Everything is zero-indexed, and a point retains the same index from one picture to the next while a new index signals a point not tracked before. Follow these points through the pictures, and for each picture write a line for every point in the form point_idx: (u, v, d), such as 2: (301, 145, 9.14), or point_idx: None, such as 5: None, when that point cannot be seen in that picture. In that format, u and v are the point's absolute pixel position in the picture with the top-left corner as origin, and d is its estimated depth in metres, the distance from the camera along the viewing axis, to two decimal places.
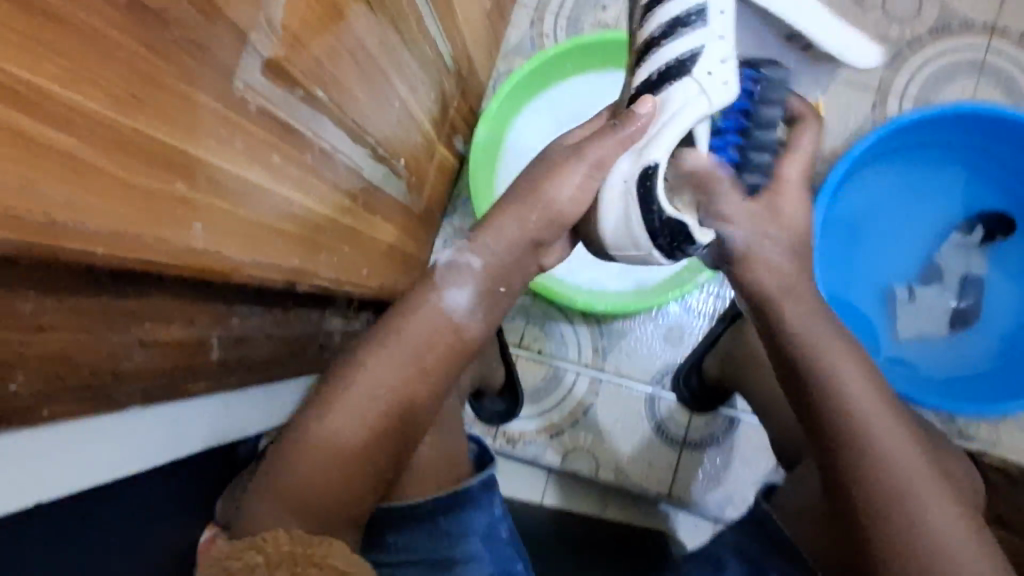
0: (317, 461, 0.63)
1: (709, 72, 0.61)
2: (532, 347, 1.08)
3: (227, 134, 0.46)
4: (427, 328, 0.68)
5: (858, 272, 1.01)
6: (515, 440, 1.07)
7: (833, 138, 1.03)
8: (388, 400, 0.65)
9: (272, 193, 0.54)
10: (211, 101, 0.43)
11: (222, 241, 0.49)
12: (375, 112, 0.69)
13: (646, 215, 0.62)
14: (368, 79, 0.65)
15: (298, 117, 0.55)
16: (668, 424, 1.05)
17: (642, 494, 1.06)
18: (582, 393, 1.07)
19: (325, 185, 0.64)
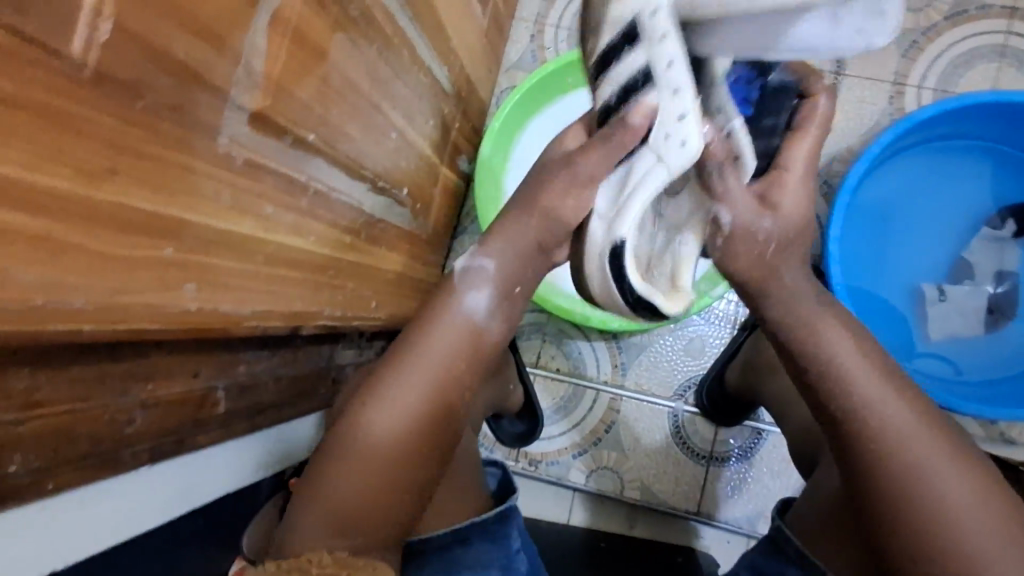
0: (350, 478, 0.62)
1: (665, 138, 0.55)
2: (550, 366, 1.06)
3: (214, 191, 0.45)
4: (456, 335, 0.66)
5: (884, 273, 0.97)
6: (537, 461, 1.06)
7: (850, 134, 0.99)
8: (417, 414, 0.63)
9: (267, 241, 0.53)
10: (194, 162, 0.42)
11: (216, 297, 0.48)
12: (372, 146, 0.69)
13: (619, 289, 0.60)
14: (360, 115, 0.64)
15: (290, 163, 0.54)
16: (693, 438, 1.03)
17: (670, 512, 1.04)
18: (603, 410, 1.04)
19: (323, 225, 0.63)
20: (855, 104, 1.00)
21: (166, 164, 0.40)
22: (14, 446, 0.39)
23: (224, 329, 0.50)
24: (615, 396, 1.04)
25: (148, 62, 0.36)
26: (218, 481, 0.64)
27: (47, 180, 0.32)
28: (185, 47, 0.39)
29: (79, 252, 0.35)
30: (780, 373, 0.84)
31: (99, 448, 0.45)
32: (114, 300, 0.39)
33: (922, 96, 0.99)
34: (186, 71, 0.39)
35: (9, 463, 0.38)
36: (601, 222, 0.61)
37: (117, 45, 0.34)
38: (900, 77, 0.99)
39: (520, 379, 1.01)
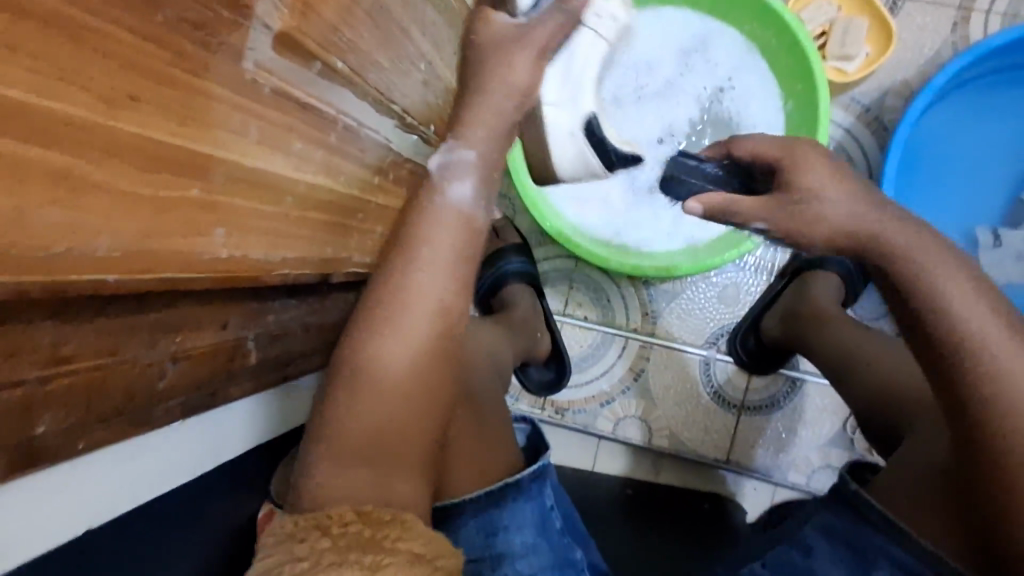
0: (373, 402, 0.57)
1: (597, 15, 0.68)
2: (577, 313, 1.02)
3: (243, 122, 0.40)
4: (453, 230, 0.60)
5: (935, 218, 0.92)
6: (564, 410, 1.04)
7: (905, 69, 0.93)
8: (428, 333, 0.58)
9: (300, 181, 0.49)
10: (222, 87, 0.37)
11: (247, 240, 0.44)
12: (401, 76, 0.63)
13: (604, 155, 0.74)
14: (393, 42, 0.58)
15: (320, 92, 0.49)
16: (725, 389, 1.01)
17: (699, 461, 1.03)
18: (632, 359, 1.02)
19: (352, 164, 0.58)
20: (913, 33, 0.92)
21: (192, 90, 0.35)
22: (41, 406, 0.36)
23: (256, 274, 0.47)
24: (645, 343, 1.01)
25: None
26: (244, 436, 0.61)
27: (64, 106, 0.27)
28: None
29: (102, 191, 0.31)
30: (834, 321, 0.82)
31: (130, 404, 0.42)
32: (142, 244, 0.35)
33: (988, 24, 0.91)
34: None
35: (38, 423, 0.36)
36: (564, 107, 0.70)
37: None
38: (965, 2, 0.91)
39: (548, 327, 0.97)
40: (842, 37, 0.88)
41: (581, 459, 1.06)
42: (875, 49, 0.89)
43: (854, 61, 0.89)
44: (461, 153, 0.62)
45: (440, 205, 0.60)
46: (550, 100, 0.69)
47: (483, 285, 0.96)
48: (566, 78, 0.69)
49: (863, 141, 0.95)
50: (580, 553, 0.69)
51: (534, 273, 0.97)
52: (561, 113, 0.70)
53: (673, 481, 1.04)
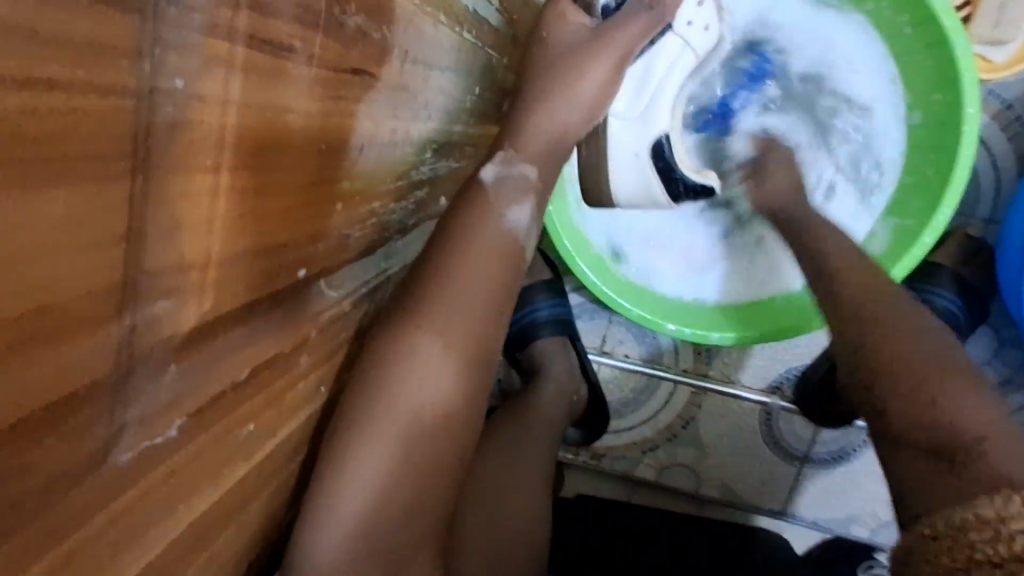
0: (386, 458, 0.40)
1: (689, 22, 0.54)
2: (619, 352, 0.88)
3: (280, 263, 0.28)
4: (482, 272, 0.43)
5: None
6: (601, 455, 0.92)
7: None
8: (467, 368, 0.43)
9: (332, 291, 0.36)
10: (259, 233, 0.25)
11: (279, 404, 0.32)
12: (452, 109, 0.48)
13: (669, 184, 0.59)
14: (444, 76, 0.44)
15: (376, 165, 0.36)
16: (787, 438, 0.87)
17: (753, 509, 0.91)
18: (681, 406, 0.88)
19: (375, 234, 0.40)
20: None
21: (226, 262, 0.24)
22: None
23: (288, 440, 0.35)
24: (696, 389, 0.87)
25: (163, 95, 0.18)
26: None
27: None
28: (243, 53, 0.21)
29: (85, 440, 0.20)
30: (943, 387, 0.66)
31: None
32: (155, 488, 0.24)
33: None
34: (243, 99, 0.21)
35: None
36: (631, 123, 0.55)
37: (101, 85, 0.16)
38: None
39: (585, 380, 0.83)
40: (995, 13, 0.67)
41: (614, 492, 0.94)
42: None
43: (1006, 47, 0.68)
44: (520, 166, 0.48)
45: (482, 226, 0.45)
46: (614, 111, 0.55)
47: (508, 334, 0.82)
48: (638, 86, 0.55)
49: (996, 150, 0.75)
50: None
51: (568, 320, 0.82)
52: (629, 129, 0.55)
53: (717, 515, 0.92)
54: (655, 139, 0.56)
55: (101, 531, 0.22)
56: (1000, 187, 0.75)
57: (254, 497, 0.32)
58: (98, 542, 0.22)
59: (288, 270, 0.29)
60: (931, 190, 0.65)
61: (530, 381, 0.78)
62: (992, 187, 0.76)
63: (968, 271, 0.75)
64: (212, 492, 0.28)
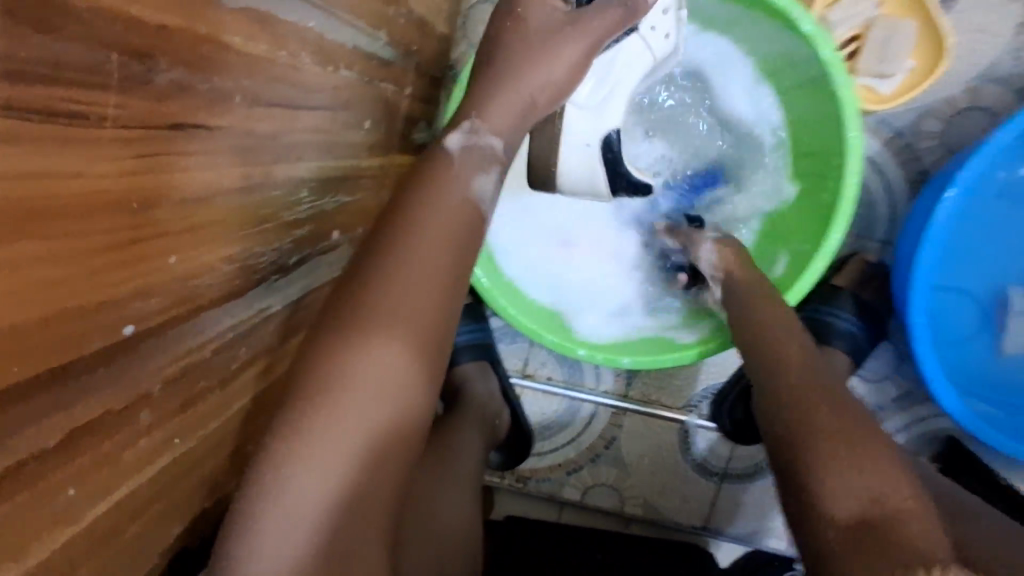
0: (325, 472, 0.40)
1: (652, 27, 0.58)
2: (541, 375, 0.88)
3: (98, 326, 0.27)
4: (425, 311, 0.44)
5: (967, 273, 0.77)
6: (526, 478, 0.92)
7: (950, 81, 0.75)
8: (403, 376, 0.43)
9: (188, 340, 0.36)
10: (57, 297, 0.24)
11: (115, 465, 0.31)
12: (334, 143, 0.48)
13: (614, 179, 0.63)
14: (317, 115, 0.43)
15: (227, 210, 0.35)
16: (706, 455, 0.89)
17: (674, 527, 0.92)
18: (603, 426, 0.89)
19: (243, 275, 0.40)
20: (970, 34, 0.74)
21: (6, 333, 0.22)
22: None
23: (135, 495, 0.34)
24: (617, 409, 0.88)
25: None
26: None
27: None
28: (2, 126, 0.20)
29: None
30: None
31: None
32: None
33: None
34: (6, 170, 0.21)
35: None
36: (586, 112, 0.59)
37: None
38: None
39: (507, 402, 0.84)
40: (880, 47, 0.71)
41: (543, 515, 0.95)
42: (922, 65, 0.71)
43: (891, 79, 0.72)
44: (486, 139, 0.51)
45: (421, 232, 0.46)
46: (574, 99, 0.58)
47: None
48: (599, 79, 0.58)
49: (888, 176, 0.78)
50: None
51: (488, 344, 0.82)
52: (583, 118, 0.59)
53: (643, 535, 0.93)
54: (606, 133, 0.60)
55: None
56: (894, 210, 0.79)
57: (87, 561, 0.31)
58: None
59: (108, 328, 0.28)
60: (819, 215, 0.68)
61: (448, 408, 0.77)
62: (887, 211, 0.79)
63: (865, 294, 0.79)
64: (19, 564, 0.26)
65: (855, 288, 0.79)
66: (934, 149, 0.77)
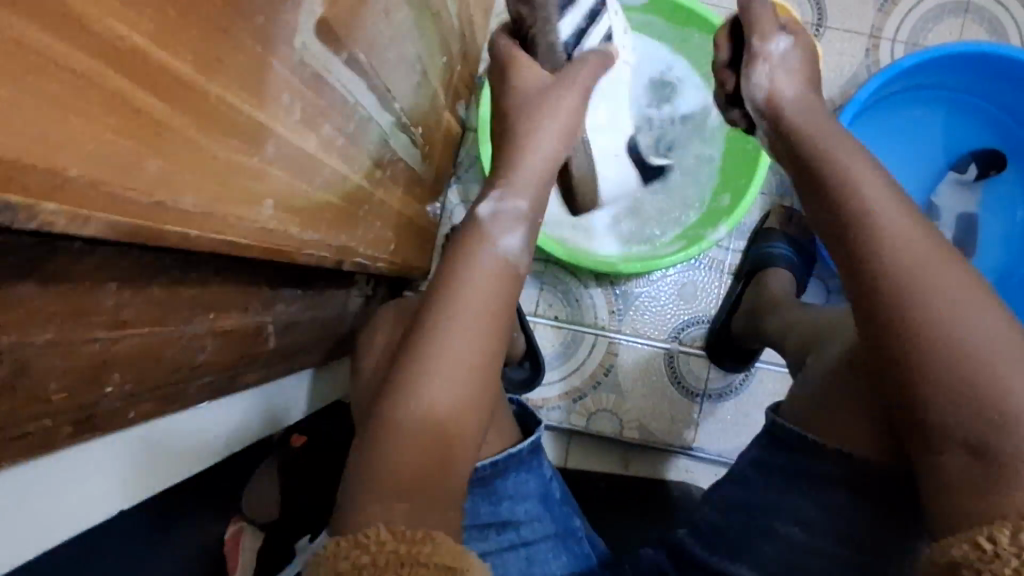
0: (438, 385, 0.52)
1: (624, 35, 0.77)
2: (548, 315, 1.07)
3: (279, 151, 0.44)
4: (486, 280, 0.57)
5: None
6: (538, 408, 1.08)
7: (831, 85, 0.98)
8: (482, 315, 0.56)
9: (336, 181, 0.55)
10: (268, 117, 0.41)
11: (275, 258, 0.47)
12: (399, 95, 0.67)
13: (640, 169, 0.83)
14: (391, 70, 0.62)
15: (338, 112, 0.52)
16: (688, 378, 1.07)
17: (668, 449, 1.09)
18: (601, 356, 1.07)
19: (361, 156, 0.60)
20: (834, 57, 0.99)
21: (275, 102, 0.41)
22: (111, 370, 0.36)
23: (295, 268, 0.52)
24: (613, 339, 1.07)
25: None
26: (110, 496, 0.43)
27: (152, 136, 0.31)
28: None
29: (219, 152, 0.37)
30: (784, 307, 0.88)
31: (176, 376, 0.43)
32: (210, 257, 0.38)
33: (895, 50, 0.99)
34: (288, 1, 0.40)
35: (107, 383, 0.36)
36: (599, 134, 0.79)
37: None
38: (874, 31, 0.99)
39: (524, 332, 1.01)
40: None
41: (555, 446, 1.10)
42: None
43: None
44: (518, 200, 0.63)
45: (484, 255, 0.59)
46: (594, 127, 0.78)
47: None
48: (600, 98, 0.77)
49: None
50: (579, 521, 0.70)
51: None
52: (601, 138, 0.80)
53: (642, 471, 1.09)
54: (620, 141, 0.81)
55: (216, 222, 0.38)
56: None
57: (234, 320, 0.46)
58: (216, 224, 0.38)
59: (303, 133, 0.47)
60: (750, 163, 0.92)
61: None
62: None
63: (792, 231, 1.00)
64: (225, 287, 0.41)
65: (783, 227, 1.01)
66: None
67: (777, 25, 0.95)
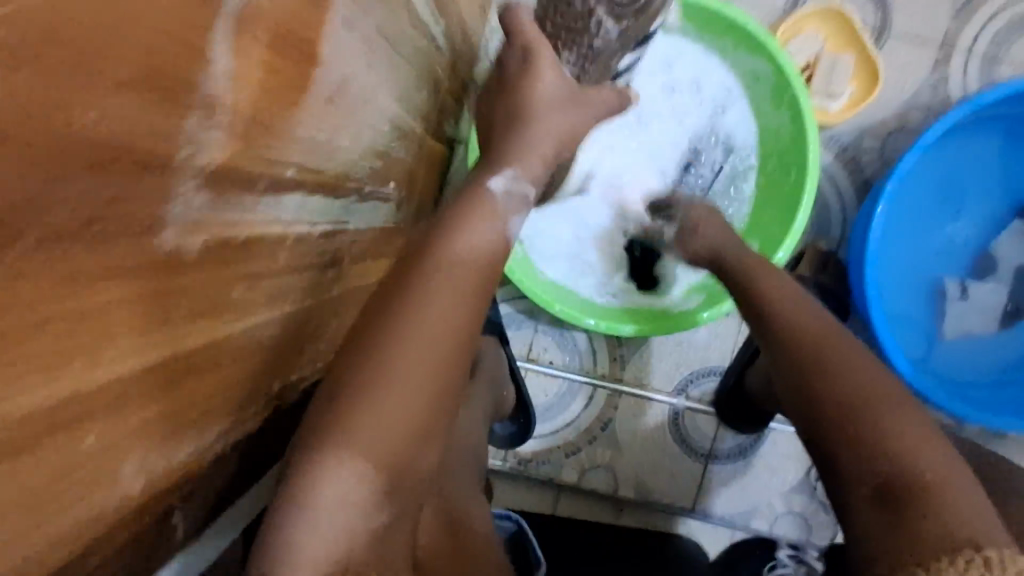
0: (389, 411, 0.41)
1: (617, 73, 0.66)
2: (542, 359, 0.96)
3: (247, 182, 0.33)
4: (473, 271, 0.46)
5: (912, 262, 0.90)
6: (527, 461, 0.97)
7: (885, 107, 0.89)
8: (438, 348, 0.42)
9: (304, 212, 0.42)
10: (270, 110, 0.32)
11: (237, 309, 0.36)
12: (396, 100, 0.55)
13: None
14: (399, 64, 0.52)
15: (328, 113, 0.40)
16: (692, 435, 0.97)
17: (666, 510, 0.97)
18: (598, 408, 0.96)
19: (344, 172, 0.47)
20: (896, 70, 0.89)
21: (247, 117, 0.31)
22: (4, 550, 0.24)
23: (261, 328, 0.40)
24: (612, 391, 0.96)
25: None
26: None
27: (92, 119, 0.22)
28: None
29: (144, 206, 0.25)
30: None
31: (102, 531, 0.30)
32: (172, 291, 0.29)
33: (968, 65, 0.88)
34: None
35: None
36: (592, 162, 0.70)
37: None
38: (947, 40, 0.88)
39: (514, 381, 0.90)
40: (827, 73, 0.85)
41: (541, 502, 0.99)
42: (862, 88, 0.85)
43: (838, 99, 0.86)
44: (525, 187, 0.53)
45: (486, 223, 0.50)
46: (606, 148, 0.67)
47: None
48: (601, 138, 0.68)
49: (840, 184, 0.91)
50: None
51: (497, 323, 0.90)
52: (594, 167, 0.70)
53: (633, 523, 0.98)
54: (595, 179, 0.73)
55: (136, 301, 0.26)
56: (845, 210, 0.91)
57: (229, 366, 0.37)
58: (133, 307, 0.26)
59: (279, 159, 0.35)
60: (785, 198, 0.81)
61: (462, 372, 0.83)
62: (842, 213, 0.91)
63: (825, 277, 0.89)
64: (199, 329, 0.33)
65: (815, 273, 0.90)
66: (874, 162, 0.90)
67: (836, 32, 0.86)
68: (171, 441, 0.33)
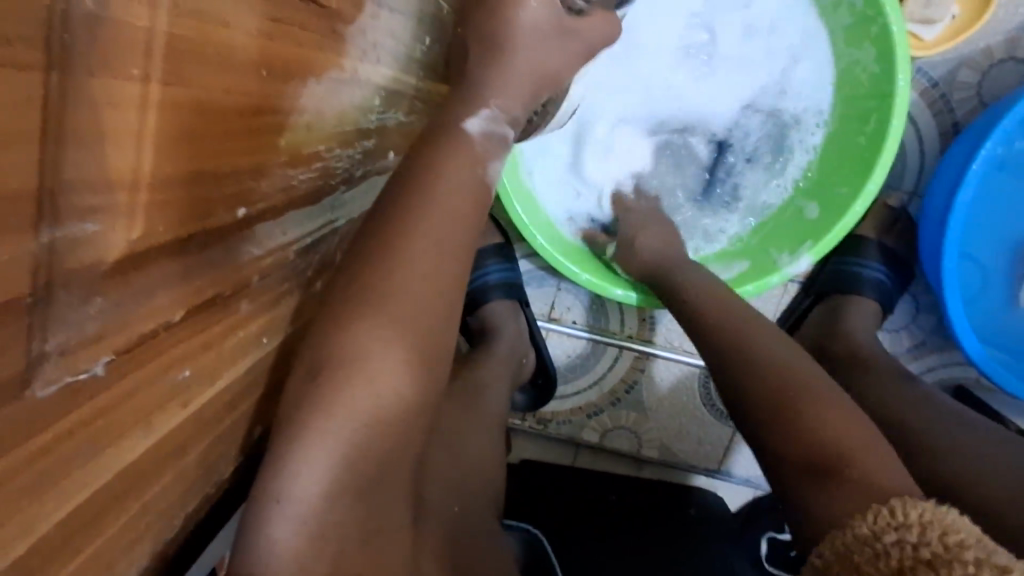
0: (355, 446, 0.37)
1: None
2: (566, 319, 0.89)
3: (179, 256, 0.26)
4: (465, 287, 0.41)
5: (996, 218, 0.77)
6: (547, 420, 0.94)
7: (990, 33, 0.73)
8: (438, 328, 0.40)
9: (273, 238, 0.34)
10: (192, 157, 0.24)
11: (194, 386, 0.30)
12: (388, 67, 0.44)
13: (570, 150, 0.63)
14: (389, 20, 0.42)
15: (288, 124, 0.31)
16: (724, 399, 0.91)
17: (689, 470, 0.94)
18: (624, 370, 0.91)
19: (323, 175, 0.39)
20: None
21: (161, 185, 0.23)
22: None
23: (229, 389, 0.34)
24: (639, 353, 0.90)
25: None
26: None
27: None
28: None
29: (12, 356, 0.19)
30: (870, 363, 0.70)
31: None
32: (81, 427, 0.23)
33: None
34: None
35: None
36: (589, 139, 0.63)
37: None
38: None
39: (533, 346, 0.84)
40: None
41: (559, 457, 0.96)
42: (966, 11, 0.70)
43: (935, 26, 0.70)
44: (504, 128, 0.47)
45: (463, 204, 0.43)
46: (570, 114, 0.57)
47: None
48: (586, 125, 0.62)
49: (921, 125, 0.77)
50: None
51: (517, 284, 0.82)
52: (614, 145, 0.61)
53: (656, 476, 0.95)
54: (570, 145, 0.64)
55: (23, 466, 0.21)
56: (923, 161, 0.78)
57: (192, 447, 0.32)
58: (23, 475, 0.21)
59: (225, 205, 0.28)
60: (856, 158, 0.69)
61: (477, 342, 0.77)
62: (918, 162, 0.79)
63: (890, 240, 0.81)
64: (143, 439, 0.27)
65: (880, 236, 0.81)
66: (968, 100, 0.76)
67: None
68: (116, 556, 0.28)
